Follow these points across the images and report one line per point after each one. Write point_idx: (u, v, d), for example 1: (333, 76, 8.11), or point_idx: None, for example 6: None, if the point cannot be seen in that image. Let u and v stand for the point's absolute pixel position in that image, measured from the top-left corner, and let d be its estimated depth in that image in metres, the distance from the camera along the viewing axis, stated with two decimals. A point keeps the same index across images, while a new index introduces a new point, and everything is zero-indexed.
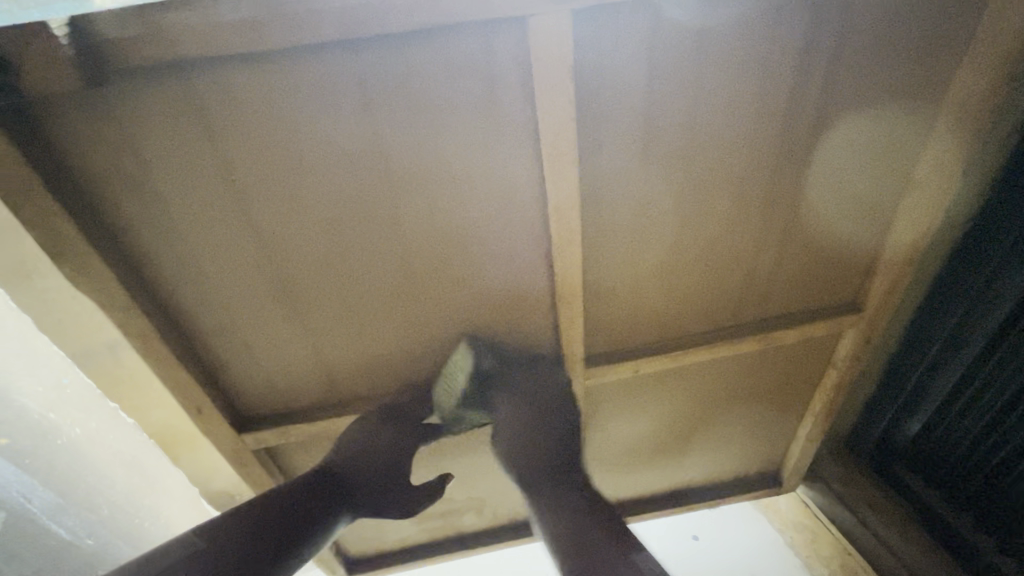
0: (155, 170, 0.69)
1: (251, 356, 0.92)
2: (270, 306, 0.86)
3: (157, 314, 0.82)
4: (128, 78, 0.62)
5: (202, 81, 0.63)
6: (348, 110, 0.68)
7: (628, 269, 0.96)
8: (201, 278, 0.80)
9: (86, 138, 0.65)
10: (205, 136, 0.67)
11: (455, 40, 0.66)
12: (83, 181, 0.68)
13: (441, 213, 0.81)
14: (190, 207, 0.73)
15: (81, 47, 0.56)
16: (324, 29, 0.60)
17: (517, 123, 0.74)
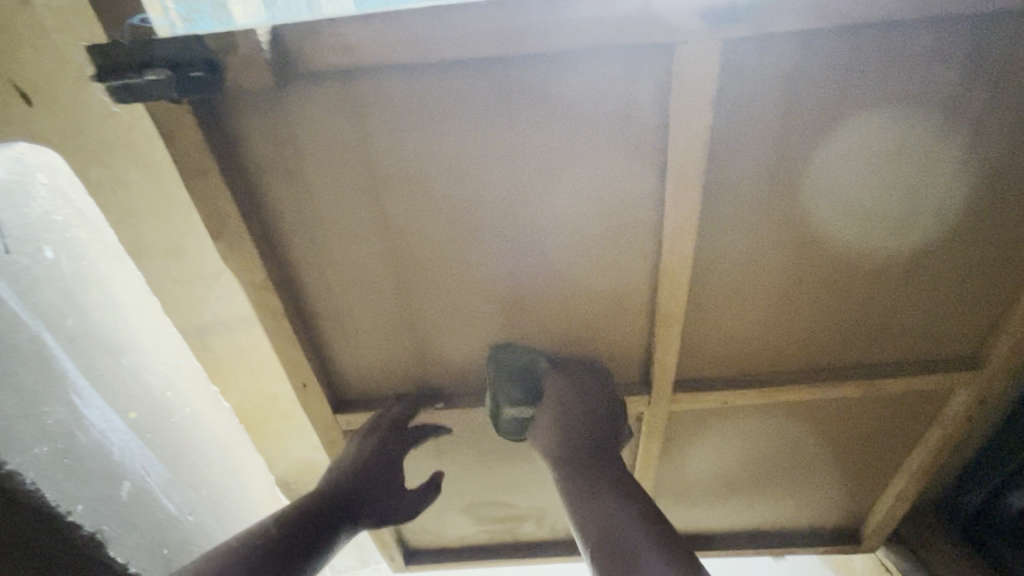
0: (307, 168, 0.73)
1: (357, 347, 0.96)
2: (382, 304, 0.89)
3: (287, 298, 0.86)
4: (300, 82, 0.66)
5: (364, 90, 0.67)
6: (489, 123, 0.70)
7: (735, 297, 0.93)
8: (326, 270, 0.84)
9: (256, 132, 0.70)
10: (357, 139, 0.71)
11: (603, 62, 0.67)
12: (243, 170, 0.73)
13: (559, 227, 0.81)
14: (329, 205, 0.77)
15: (277, 53, 0.61)
16: (485, 47, 0.62)
17: (652, 144, 0.74)
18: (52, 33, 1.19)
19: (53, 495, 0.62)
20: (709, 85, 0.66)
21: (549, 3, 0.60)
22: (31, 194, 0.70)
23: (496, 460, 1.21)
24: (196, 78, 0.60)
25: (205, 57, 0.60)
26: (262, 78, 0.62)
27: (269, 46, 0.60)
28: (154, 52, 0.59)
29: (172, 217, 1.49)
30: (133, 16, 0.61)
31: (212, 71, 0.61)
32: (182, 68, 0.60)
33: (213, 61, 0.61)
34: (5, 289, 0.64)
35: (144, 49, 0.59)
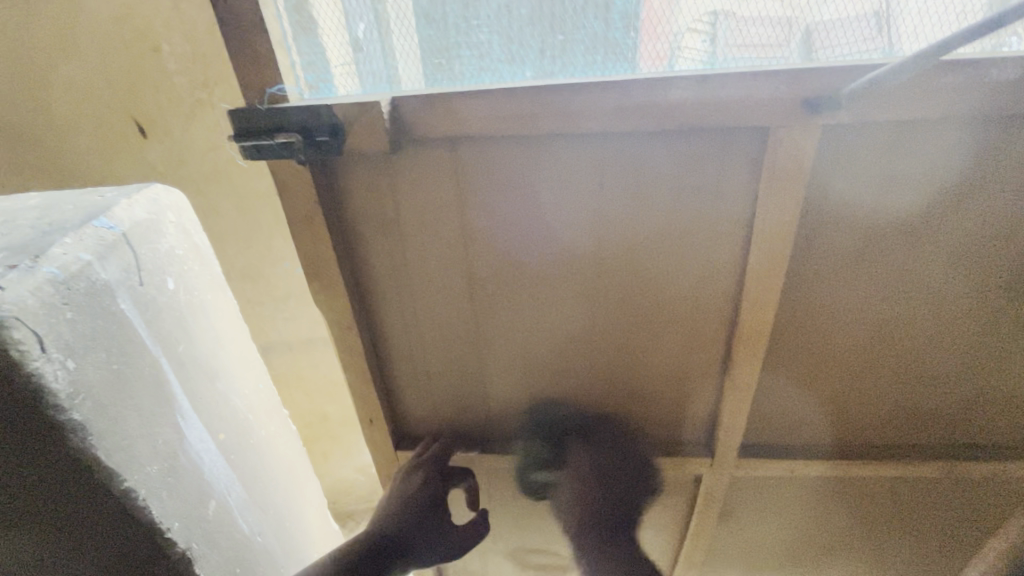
0: (403, 223, 0.79)
1: (425, 387, 0.99)
2: (457, 349, 0.93)
3: (367, 338, 0.91)
4: (409, 148, 0.72)
5: (468, 157, 0.73)
6: (581, 188, 0.76)
7: (807, 364, 0.93)
8: (408, 314, 0.89)
9: (360, 187, 0.76)
10: (454, 199, 0.76)
11: (695, 138, 0.72)
12: (344, 221, 0.79)
13: (639, 285, 0.85)
14: (420, 257, 0.82)
15: (395, 119, 0.68)
16: (588, 123, 0.68)
17: (741, 222, 0.79)
18: (173, 76, 1.31)
19: (158, 512, 0.68)
20: (801, 170, 0.71)
21: (651, 87, 0.66)
22: (163, 232, 0.79)
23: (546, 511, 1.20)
24: (323, 141, 0.68)
25: (331, 122, 0.67)
26: (377, 144, 0.68)
27: (388, 114, 0.67)
28: (288, 117, 0.67)
29: (252, 243, 1.60)
30: (270, 87, 0.67)
31: (336, 134, 0.68)
32: (312, 133, 0.67)
33: (337, 126, 0.67)
34: (136, 317, 0.70)
35: (280, 115, 0.67)
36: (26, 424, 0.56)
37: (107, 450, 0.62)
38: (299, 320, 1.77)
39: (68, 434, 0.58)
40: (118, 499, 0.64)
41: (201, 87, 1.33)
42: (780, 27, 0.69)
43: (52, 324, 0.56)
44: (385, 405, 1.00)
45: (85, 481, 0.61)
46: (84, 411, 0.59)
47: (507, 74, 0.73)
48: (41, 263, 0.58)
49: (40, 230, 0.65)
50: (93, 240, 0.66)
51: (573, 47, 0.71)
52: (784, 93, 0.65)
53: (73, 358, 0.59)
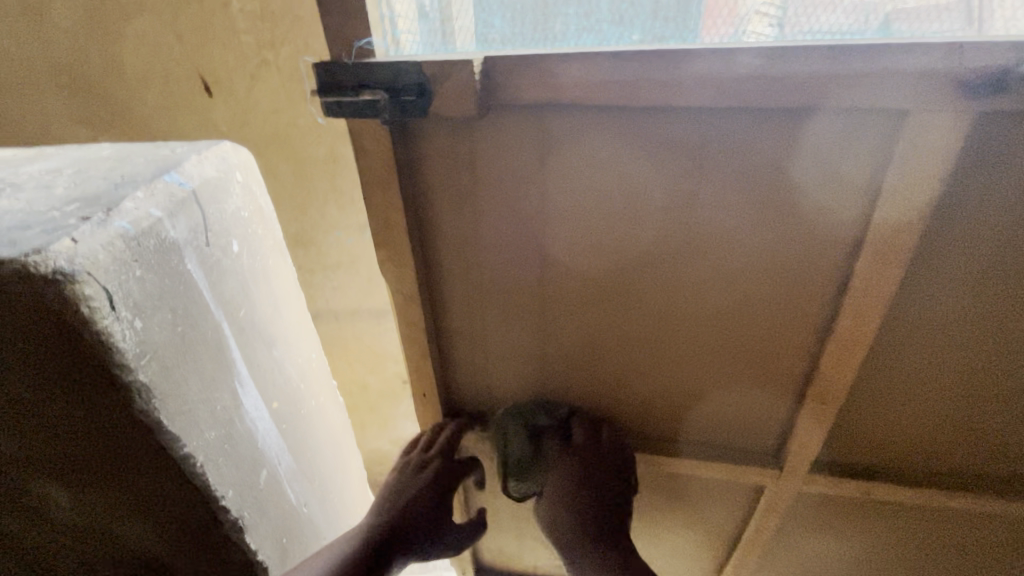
0: (482, 192, 0.76)
1: (483, 365, 0.97)
2: (524, 326, 0.90)
3: (430, 309, 0.89)
4: (496, 114, 0.70)
5: (556, 127, 0.70)
6: (677, 167, 0.71)
7: (902, 380, 0.85)
8: (475, 288, 0.87)
9: (437, 154, 0.74)
10: (539, 170, 0.73)
11: (818, 120, 0.64)
12: (419, 186, 0.77)
13: (725, 278, 0.80)
14: (495, 230, 0.79)
15: (487, 82, 0.66)
16: (696, 95, 0.63)
17: (852, 216, 0.71)
18: (241, 34, 1.29)
19: (213, 479, 0.67)
20: (937, 164, 0.63)
21: (776, 58, 0.59)
22: (229, 191, 0.76)
23: None
24: (409, 101, 0.66)
25: (418, 81, 0.65)
26: (465, 107, 0.66)
27: (480, 76, 0.65)
28: (373, 72, 0.65)
29: (307, 210, 1.59)
30: (359, 39, 0.64)
31: (422, 95, 0.66)
32: (398, 92, 0.66)
33: (424, 85, 0.65)
34: (200, 278, 0.68)
35: (366, 71, 0.64)
36: (92, 383, 0.55)
37: (169, 414, 0.60)
38: (347, 290, 1.77)
39: (134, 396, 0.56)
40: (176, 463, 0.63)
41: (266, 47, 1.30)
42: (857, 8, 0.62)
43: (120, 280, 0.54)
44: (441, 380, 0.99)
45: (146, 443, 0.60)
46: (150, 372, 0.57)
47: (611, 35, 0.68)
48: (113, 217, 0.55)
49: (112, 182, 0.63)
50: (164, 196, 0.63)
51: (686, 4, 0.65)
52: (939, 69, 0.56)
53: (141, 317, 0.57)
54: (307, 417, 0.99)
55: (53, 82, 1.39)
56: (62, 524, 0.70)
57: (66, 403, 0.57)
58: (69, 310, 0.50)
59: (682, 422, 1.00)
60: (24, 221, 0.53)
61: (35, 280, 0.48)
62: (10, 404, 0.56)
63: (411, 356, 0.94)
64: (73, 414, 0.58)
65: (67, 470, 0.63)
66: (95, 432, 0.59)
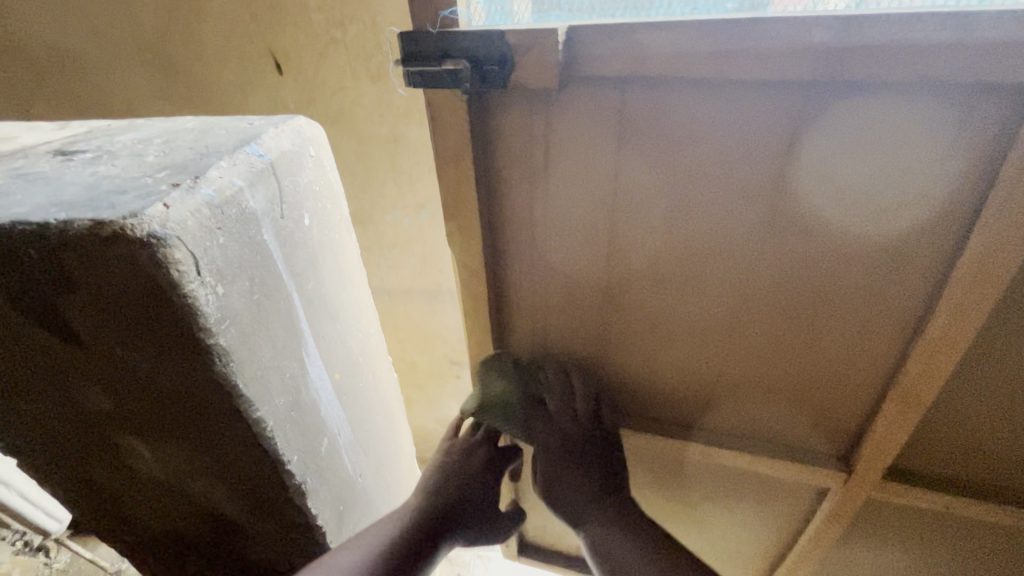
0: (555, 166, 0.77)
1: (543, 339, 0.99)
2: (589, 304, 0.90)
3: (492, 279, 0.92)
4: (574, 87, 0.69)
5: (633, 104, 0.68)
6: (762, 150, 0.67)
7: (999, 392, 0.78)
8: (541, 263, 0.88)
9: (511, 127, 0.75)
10: (616, 146, 0.72)
11: (941, 96, 0.58)
12: (491, 160, 0.79)
13: (804, 270, 0.75)
14: (566, 205, 0.80)
15: (568, 53, 0.66)
16: (795, 70, 0.58)
17: (964, 203, 0.64)
18: (313, 11, 1.30)
19: (282, 444, 0.70)
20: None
21: (892, 28, 0.53)
22: (303, 164, 0.77)
23: (642, 484, 1.19)
24: (490, 71, 0.68)
25: (501, 51, 0.67)
26: (545, 79, 0.67)
27: (562, 45, 0.65)
28: (458, 43, 0.67)
29: (367, 187, 1.62)
30: (444, 8, 0.66)
31: (504, 65, 0.67)
32: (480, 62, 0.68)
33: (506, 55, 0.67)
34: (276, 249, 0.70)
35: (451, 41, 0.67)
36: (177, 344, 0.57)
37: (245, 378, 0.62)
38: (401, 269, 1.80)
39: (214, 359, 0.59)
40: (249, 426, 0.65)
41: (336, 25, 1.31)
42: None
43: (206, 247, 0.56)
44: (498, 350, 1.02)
45: (223, 405, 0.63)
46: (229, 337, 0.59)
47: (704, 5, 0.64)
48: (199, 184, 0.57)
49: (198, 151, 0.65)
50: (244, 166, 0.64)
51: None
52: None
53: (223, 283, 0.59)
54: (368, 386, 1.02)
55: (140, 59, 1.46)
56: (143, 474, 0.75)
57: (154, 362, 0.59)
58: (160, 274, 0.52)
59: (744, 416, 0.97)
60: (120, 186, 0.56)
61: (131, 243, 0.50)
62: (106, 360, 0.60)
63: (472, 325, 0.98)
64: (158, 373, 0.61)
65: (151, 424, 0.67)
66: (176, 391, 0.62)
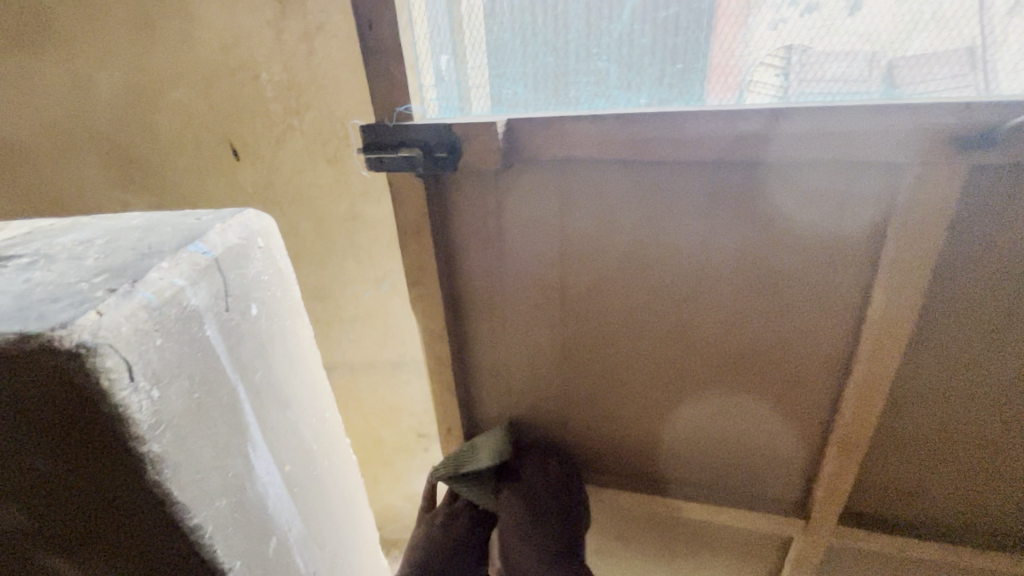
0: (507, 237, 0.84)
1: (506, 399, 1.02)
2: (547, 363, 0.95)
3: (454, 345, 0.96)
4: (520, 168, 0.78)
5: (573, 181, 0.77)
6: (688, 217, 0.75)
7: (931, 426, 0.84)
8: (500, 325, 0.93)
9: (464, 204, 0.83)
10: (560, 217, 0.80)
11: (829, 170, 0.68)
12: (450, 233, 0.86)
13: (740, 322, 0.82)
14: (517, 272, 0.86)
15: (510, 141, 0.73)
16: (704, 151, 0.68)
17: (864, 259, 0.72)
18: (270, 102, 1.36)
19: (221, 552, 0.65)
20: (947, 209, 0.64)
21: (778, 116, 0.63)
22: (251, 257, 0.78)
23: (614, 551, 1.16)
24: (440, 157, 0.73)
25: (450, 140, 0.73)
26: (488, 164, 0.73)
27: (503, 134, 0.72)
28: (411, 133, 0.73)
29: (327, 263, 1.62)
30: (400, 105, 0.77)
31: (453, 152, 0.73)
32: (431, 149, 0.73)
33: (455, 144, 0.73)
34: (220, 344, 0.69)
35: (405, 131, 0.73)
36: (105, 454, 0.55)
37: (180, 484, 0.60)
38: (363, 342, 1.77)
39: (145, 468, 0.56)
40: (183, 536, 0.62)
41: (293, 112, 1.36)
42: (863, 62, 0.70)
43: (141, 351, 0.55)
44: (464, 412, 1.05)
45: (153, 516, 0.59)
46: (163, 442, 0.57)
47: (621, 99, 0.79)
48: (138, 287, 0.57)
49: (139, 252, 0.65)
50: (187, 265, 0.65)
51: (689, 75, 0.75)
52: (933, 127, 0.60)
53: (158, 387, 0.57)
54: (322, 477, 0.98)
55: (93, 147, 1.47)
56: None
57: (81, 472, 0.56)
58: (88, 383, 0.50)
59: (702, 468, 0.98)
60: (52, 294, 0.55)
61: (58, 355, 0.49)
62: (26, 475, 0.56)
63: (439, 388, 1.00)
64: (85, 486, 0.57)
65: (73, 541, 0.62)
66: (102, 504, 0.59)
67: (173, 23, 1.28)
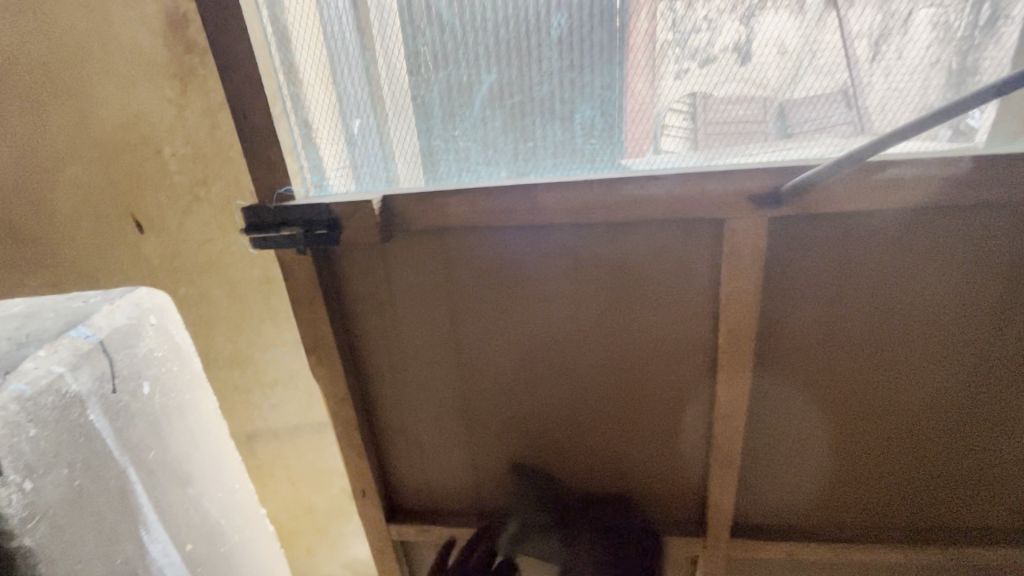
0: (400, 297, 0.90)
1: (417, 454, 1.05)
2: (453, 412, 1.00)
3: (359, 403, 0.99)
4: (403, 238, 0.86)
5: (454, 245, 0.85)
6: (558, 271, 0.85)
7: (793, 438, 0.95)
8: (402, 382, 0.98)
9: (356, 270, 0.89)
10: (444, 275, 0.88)
11: (664, 226, 0.80)
12: (345, 296, 0.92)
13: (616, 363, 0.91)
14: (414, 327, 0.93)
15: (387, 217, 0.82)
16: (560, 215, 0.78)
17: (707, 296, 0.84)
18: (174, 175, 1.36)
19: None
20: (757, 252, 0.77)
21: (614, 186, 0.75)
22: (142, 336, 0.79)
23: None
24: (320, 233, 0.81)
25: (330, 217, 0.81)
26: (370, 235, 0.81)
27: (380, 210, 0.80)
28: (292, 214, 0.82)
29: (242, 330, 1.60)
30: (280, 186, 0.88)
31: (333, 227, 0.81)
32: (311, 226, 0.81)
33: (334, 219, 0.81)
34: (105, 427, 0.69)
35: (287, 212, 0.82)
36: None
37: None
38: (286, 406, 1.73)
39: (17, 565, 0.55)
40: None
41: (199, 185, 1.38)
42: (757, 107, 0.81)
43: (12, 443, 0.56)
44: (378, 471, 1.06)
45: None
46: (37, 535, 0.57)
47: (485, 173, 0.90)
48: (9, 378, 0.58)
49: (16, 342, 0.66)
50: (69, 350, 0.66)
51: (540, 152, 0.88)
52: (731, 190, 0.74)
53: (33, 478, 0.57)
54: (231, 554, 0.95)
55: None
56: None
57: None
58: None
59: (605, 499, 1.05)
60: None
61: None
62: None
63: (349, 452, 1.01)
64: None
65: None
66: None
67: (66, 105, 1.28)
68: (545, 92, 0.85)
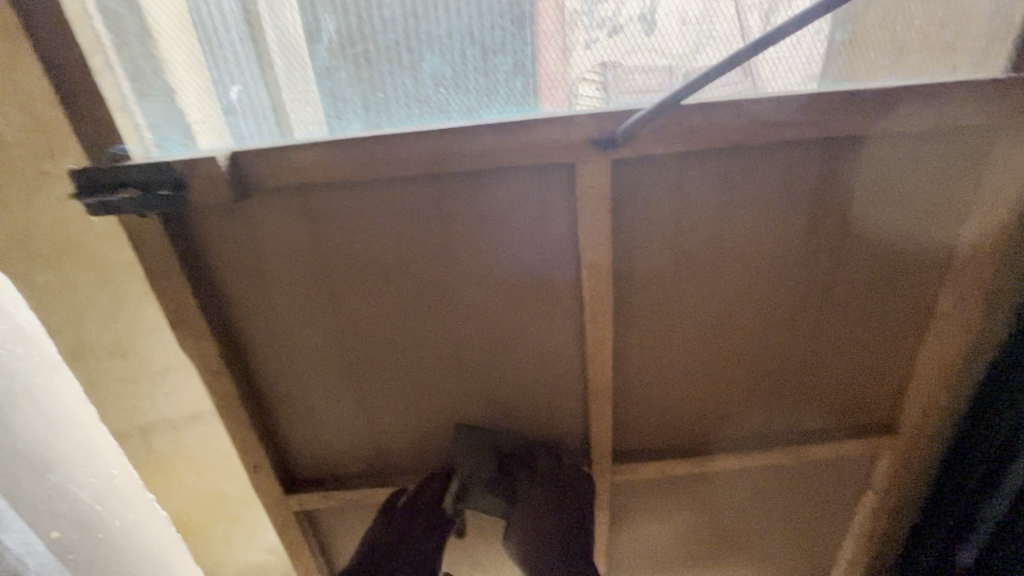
0: (267, 258, 0.89)
1: (307, 419, 1.05)
2: (336, 370, 1.00)
3: (237, 371, 0.97)
4: (261, 196, 0.84)
5: (318, 199, 0.85)
6: (426, 221, 0.87)
7: (656, 364, 1.06)
8: (280, 346, 0.97)
9: (216, 233, 0.86)
10: (309, 231, 0.87)
11: (521, 173, 0.85)
12: (208, 262, 0.89)
13: (488, 308, 0.96)
14: (286, 288, 0.92)
15: (236, 176, 0.79)
16: (417, 164, 0.80)
17: (566, 239, 0.90)
18: None
19: None
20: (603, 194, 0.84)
21: (465, 136, 0.79)
22: None
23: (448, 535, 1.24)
24: (163, 194, 0.77)
25: (172, 176, 0.78)
26: (222, 192, 0.79)
27: (228, 168, 0.78)
28: (127, 175, 0.77)
29: None
30: (112, 147, 0.82)
31: (178, 187, 0.78)
32: (151, 188, 0.77)
33: (178, 179, 0.78)
34: None
35: (121, 173, 0.77)
36: None
37: None
38: None
39: None
40: None
41: None
42: (661, 73, 0.84)
43: None
44: (267, 440, 1.05)
45: None
46: None
47: (340, 127, 0.88)
48: None
49: None
50: None
51: (389, 103, 0.86)
52: (572, 136, 0.79)
53: None
54: None
55: None
56: None
57: None
58: None
59: None
60: None
61: None
62: None
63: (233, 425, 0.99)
64: None
65: None
66: None
67: None
68: (388, 40, 0.83)
